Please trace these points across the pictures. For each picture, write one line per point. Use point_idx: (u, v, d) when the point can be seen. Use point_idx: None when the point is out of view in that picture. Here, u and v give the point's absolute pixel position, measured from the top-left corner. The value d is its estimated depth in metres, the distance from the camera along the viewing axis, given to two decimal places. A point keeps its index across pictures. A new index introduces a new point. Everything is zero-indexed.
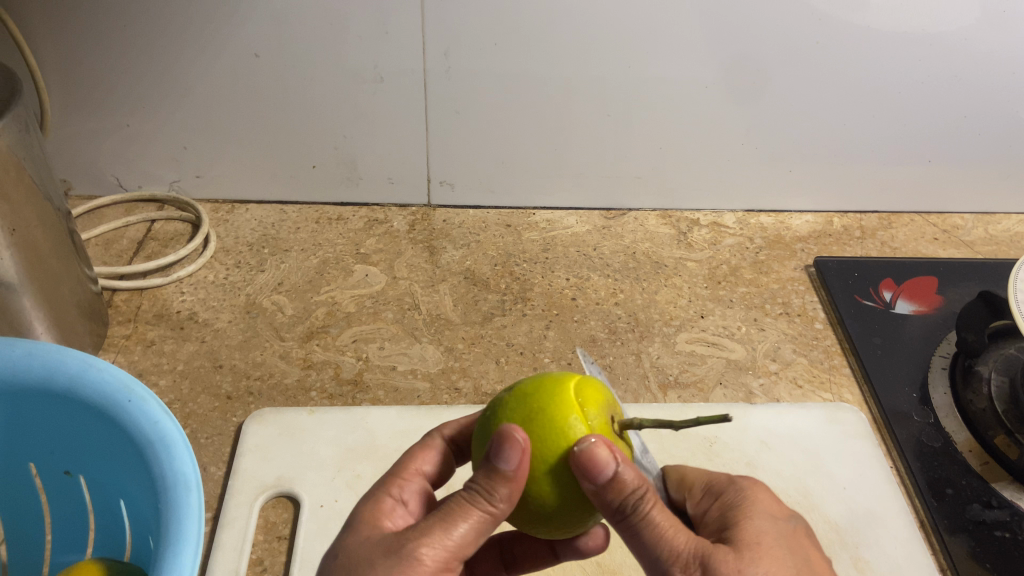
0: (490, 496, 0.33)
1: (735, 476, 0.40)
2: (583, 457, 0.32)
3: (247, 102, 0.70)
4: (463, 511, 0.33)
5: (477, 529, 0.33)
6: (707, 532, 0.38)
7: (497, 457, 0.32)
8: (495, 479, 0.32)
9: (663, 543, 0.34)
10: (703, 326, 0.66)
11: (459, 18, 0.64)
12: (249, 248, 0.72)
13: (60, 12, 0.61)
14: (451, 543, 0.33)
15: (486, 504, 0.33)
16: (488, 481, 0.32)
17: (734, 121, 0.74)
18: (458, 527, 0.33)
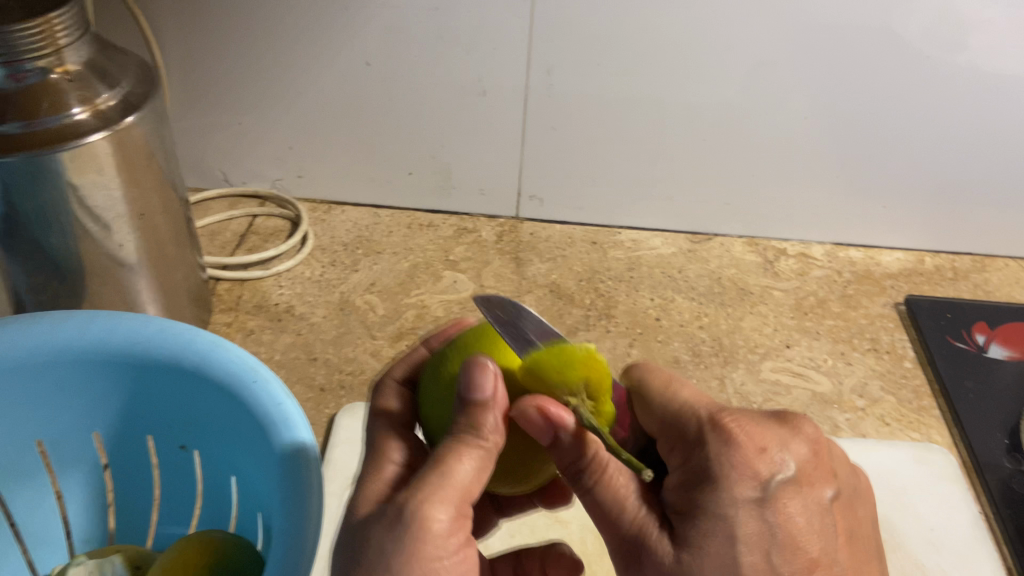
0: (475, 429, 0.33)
1: (704, 429, 0.37)
2: (521, 419, 0.34)
3: (353, 108, 0.72)
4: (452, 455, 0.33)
5: (480, 469, 0.33)
6: (671, 497, 0.36)
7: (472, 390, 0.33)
8: (475, 409, 0.33)
9: (614, 508, 0.36)
10: (789, 356, 0.66)
11: (563, 36, 0.66)
12: (344, 248, 0.75)
13: (193, 11, 0.65)
14: (456, 486, 0.33)
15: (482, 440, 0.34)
16: (469, 413, 0.33)
17: (830, 154, 0.73)
18: (459, 467, 0.33)
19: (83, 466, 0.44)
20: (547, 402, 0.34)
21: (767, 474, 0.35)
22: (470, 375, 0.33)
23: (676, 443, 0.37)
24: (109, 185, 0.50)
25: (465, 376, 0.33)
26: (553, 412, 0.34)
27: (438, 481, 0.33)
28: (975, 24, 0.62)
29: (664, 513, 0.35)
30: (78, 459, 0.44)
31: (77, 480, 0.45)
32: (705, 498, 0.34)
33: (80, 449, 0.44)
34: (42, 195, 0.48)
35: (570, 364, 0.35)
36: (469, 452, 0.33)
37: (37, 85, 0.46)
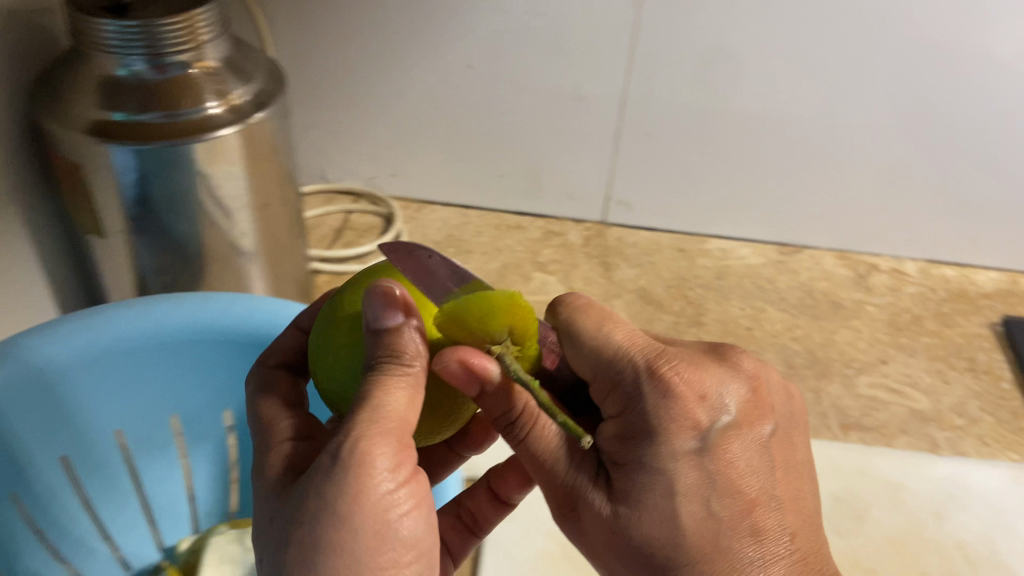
0: (400, 357, 0.30)
1: (643, 379, 0.33)
2: (443, 373, 0.30)
3: (451, 111, 0.74)
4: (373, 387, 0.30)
5: (412, 396, 0.30)
6: (605, 443, 0.33)
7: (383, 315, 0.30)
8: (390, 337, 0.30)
9: (549, 455, 0.34)
10: (885, 372, 0.65)
11: (664, 45, 0.67)
12: (436, 247, 0.76)
13: (307, 13, 0.68)
14: (392, 417, 0.29)
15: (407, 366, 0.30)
16: (383, 341, 0.30)
17: (927, 171, 0.73)
18: (392, 398, 0.29)
19: (210, 443, 0.46)
20: (471, 353, 0.30)
21: (706, 425, 0.32)
22: (376, 301, 0.30)
23: (612, 387, 0.33)
24: (236, 175, 0.52)
25: (368, 305, 0.30)
26: (476, 363, 0.30)
27: (369, 417, 0.29)
28: None
29: (599, 462, 0.33)
30: (207, 435, 0.46)
31: (204, 456, 0.47)
32: (642, 455, 0.31)
33: (208, 426, 0.46)
34: (177, 183, 0.50)
35: (490, 315, 0.30)
36: (398, 383, 0.30)
37: (178, 78, 0.48)
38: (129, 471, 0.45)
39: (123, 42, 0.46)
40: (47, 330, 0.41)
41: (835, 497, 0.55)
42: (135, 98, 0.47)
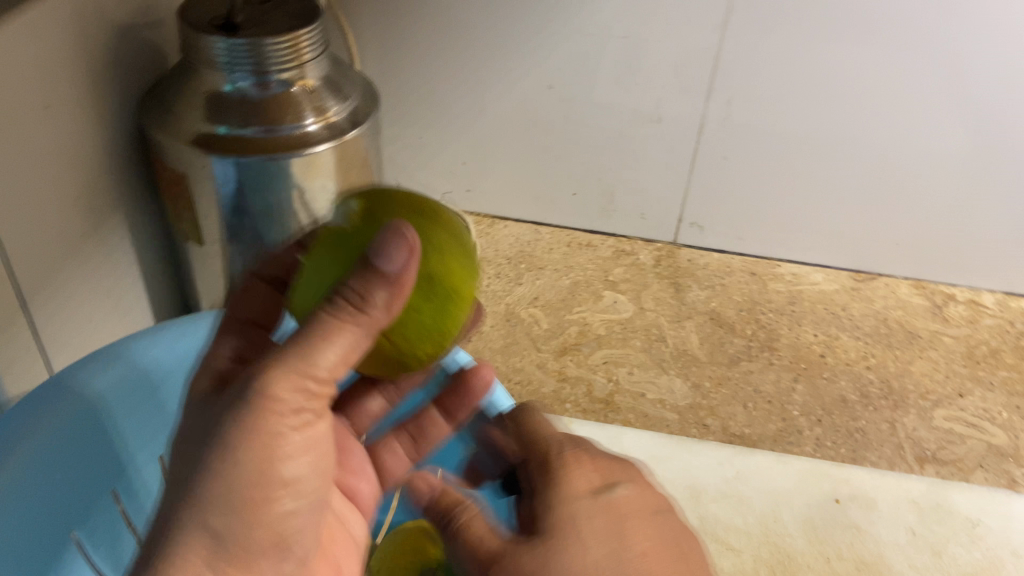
0: (362, 300, 0.30)
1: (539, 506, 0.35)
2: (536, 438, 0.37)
3: (528, 130, 0.75)
4: (336, 324, 0.30)
5: (351, 344, 0.31)
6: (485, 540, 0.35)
7: (382, 254, 0.29)
8: (371, 279, 0.29)
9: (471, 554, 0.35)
10: (963, 406, 0.64)
11: (747, 69, 0.67)
12: (508, 262, 0.78)
13: (394, 35, 0.70)
14: (311, 358, 0.31)
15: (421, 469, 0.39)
16: (365, 280, 0.29)
17: (1007, 203, 0.72)
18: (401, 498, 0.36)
19: None
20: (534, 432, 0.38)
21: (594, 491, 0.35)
22: (386, 243, 0.29)
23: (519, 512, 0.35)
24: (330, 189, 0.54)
25: (380, 244, 0.29)
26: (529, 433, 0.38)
27: (294, 362, 0.31)
28: None
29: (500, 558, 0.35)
30: None
31: None
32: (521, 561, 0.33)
33: None
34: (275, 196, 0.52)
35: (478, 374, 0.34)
36: (340, 326, 0.30)
37: (280, 95, 0.50)
38: None
39: (231, 59, 0.48)
40: (97, 365, 0.44)
41: (913, 531, 0.54)
42: (239, 113, 0.49)
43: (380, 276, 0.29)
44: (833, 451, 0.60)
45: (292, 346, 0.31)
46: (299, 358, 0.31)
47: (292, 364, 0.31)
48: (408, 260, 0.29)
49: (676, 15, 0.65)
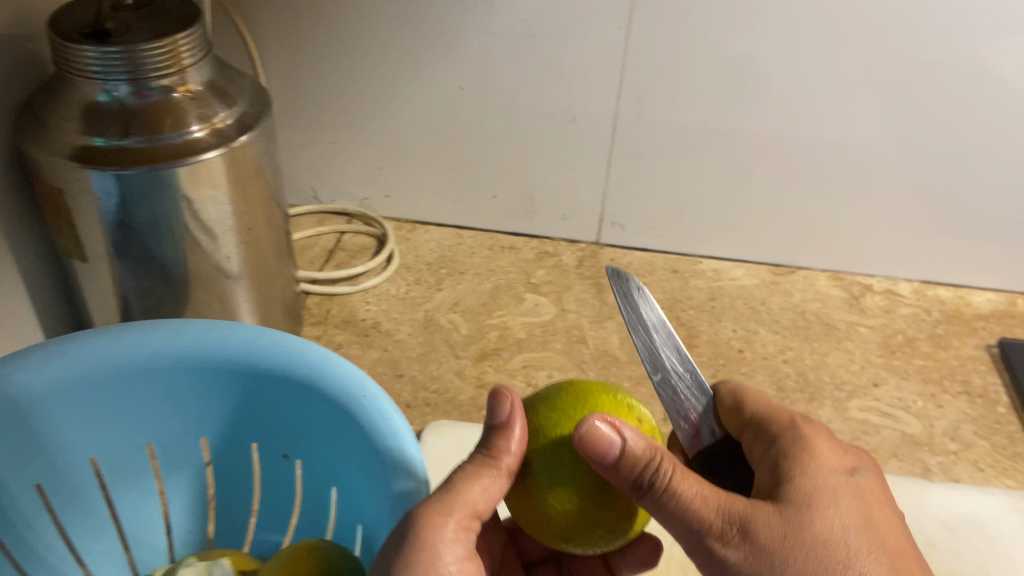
0: (490, 448, 0.35)
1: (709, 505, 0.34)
2: (590, 443, 0.32)
3: (443, 133, 0.74)
4: (475, 471, 0.35)
5: (489, 485, 0.35)
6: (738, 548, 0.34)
7: (492, 410, 0.37)
8: (491, 432, 0.36)
9: (691, 515, 0.34)
10: (878, 396, 0.65)
11: (654, 65, 0.67)
12: (428, 267, 0.77)
13: (298, 40, 0.69)
14: (460, 502, 0.35)
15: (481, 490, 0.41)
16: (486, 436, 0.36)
17: (919, 196, 0.72)
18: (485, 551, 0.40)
19: (188, 469, 0.47)
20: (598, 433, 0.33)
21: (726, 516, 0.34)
22: (493, 404, 0.37)
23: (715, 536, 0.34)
24: (221, 200, 0.52)
25: (490, 410, 0.37)
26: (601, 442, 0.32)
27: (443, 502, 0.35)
28: None
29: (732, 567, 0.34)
30: (185, 462, 0.46)
31: (180, 482, 0.47)
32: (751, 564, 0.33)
33: (186, 451, 0.46)
34: (161, 208, 0.50)
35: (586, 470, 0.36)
36: (480, 472, 0.35)
37: (161, 103, 0.48)
38: (104, 499, 0.45)
39: (105, 67, 0.46)
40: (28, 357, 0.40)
41: None
42: (118, 124, 0.47)
43: (497, 427, 0.36)
44: None
45: (437, 493, 0.35)
46: (446, 502, 0.35)
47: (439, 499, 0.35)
48: (512, 410, 0.36)
49: (580, 14, 0.64)
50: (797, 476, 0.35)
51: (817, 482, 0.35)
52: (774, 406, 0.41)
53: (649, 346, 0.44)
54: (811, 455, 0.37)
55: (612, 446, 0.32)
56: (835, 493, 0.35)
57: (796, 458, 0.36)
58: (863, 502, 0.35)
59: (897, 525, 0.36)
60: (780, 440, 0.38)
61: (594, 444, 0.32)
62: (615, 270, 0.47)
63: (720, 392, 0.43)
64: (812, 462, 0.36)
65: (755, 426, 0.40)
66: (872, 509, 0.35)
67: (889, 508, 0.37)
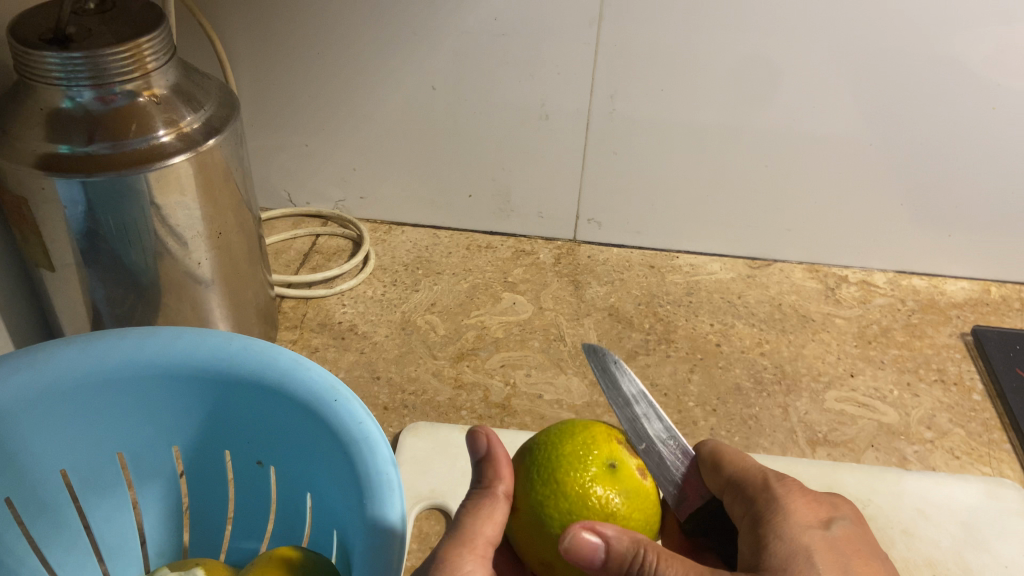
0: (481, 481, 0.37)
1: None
2: (575, 551, 0.33)
3: (417, 134, 0.74)
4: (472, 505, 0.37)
5: (492, 512, 0.36)
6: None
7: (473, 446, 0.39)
8: (481, 467, 0.38)
9: None
10: (854, 386, 0.66)
11: (627, 61, 0.67)
12: (405, 268, 0.76)
13: (267, 43, 0.68)
14: (472, 533, 0.36)
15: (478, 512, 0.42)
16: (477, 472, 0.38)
17: (890, 187, 0.73)
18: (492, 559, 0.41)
19: (161, 479, 0.47)
20: (582, 534, 0.34)
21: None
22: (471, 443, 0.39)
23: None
24: (190, 205, 0.52)
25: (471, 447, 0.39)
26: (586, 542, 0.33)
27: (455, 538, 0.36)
28: None
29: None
30: (157, 472, 0.46)
31: (152, 493, 0.47)
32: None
33: (158, 462, 0.46)
34: (129, 216, 0.50)
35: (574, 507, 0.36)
36: (480, 504, 0.36)
37: (125, 108, 0.47)
38: (75, 512, 0.45)
39: (68, 74, 0.45)
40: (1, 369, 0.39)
41: None
42: (83, 130, 0.47)
43: (488, 462, 0.38)
44: (727, 440, 0.60)
45: (452, 534, 0.36)
46: (458, 538, 0.35)
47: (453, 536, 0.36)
48: (491, 443, 0.38)
49: (551, 11, 0.64)
50: (772, 544, 0.36)
51: (792, 545, 0.36)
52: (750, 466, 0.41)
53: (632, 418, 0.44)
54: (786, 516, 0.37)
55: (595, 553, 0.33)
56: (811, 552, 0.35)
57: (773, 522, 0.37)
58: (842, 554, 0.36)
59: (882, 569, 0.37)
60: (757, 504, 0.39)
61: (578, 554, 0.33)
62: (591, 346, 0.48)
63: (700, 453, 0.44)
64: (787, 525, 0.37)
65: (733, 489, 0.41)
66: (851, 559, 0.36)
67: (872, 554, 0.37)
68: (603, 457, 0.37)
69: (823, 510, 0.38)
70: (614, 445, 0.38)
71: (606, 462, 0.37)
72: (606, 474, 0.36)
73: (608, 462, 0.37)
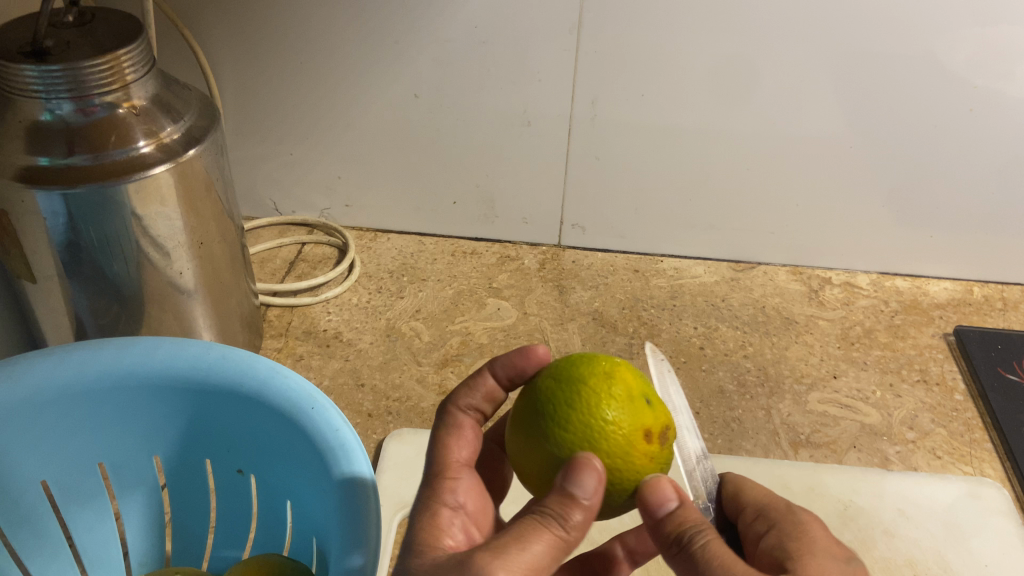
0: (563, 520, 0.32)
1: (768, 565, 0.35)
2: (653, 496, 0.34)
3: (401, 141, 0.74)
4: (537, 531, 0.32)
5: (552, 555, 0.32)
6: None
7: (575, 482, 0.31)
8: (568, 505, 0.31)
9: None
10: (836, 387, 0.66)
11: (607, 65, 0.67)
12: (390, 276, 0.77)
13: (250, 52, 0.68)
14: (529, 560, 0.31)
15: (563, 531, 0.32)
16: (564, 506, 0.31)
17: (871, 190, 0.73)
18: (533, 548, 0.31)
19: (142, 489, 0.47)
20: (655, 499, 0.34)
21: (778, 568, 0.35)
22: (578, 474, 0.31)
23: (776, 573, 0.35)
24: (171, 215, 0.52)
25: (571, 475, 0.31)
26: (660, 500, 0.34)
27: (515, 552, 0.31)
28: (1016, 53, 0.63)
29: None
30: (138, 481, 0.47)
31: (134, 502, 0.47)
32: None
33: (139, 472, 0.46)
34: (110, 226, 0.50)
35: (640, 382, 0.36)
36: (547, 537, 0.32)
37: (105, 119, 0.47)
38: (57, 521, 0.45)
39: (48, 86, 0.45)
40: None
41: None
42: (63, 142, 0.47)
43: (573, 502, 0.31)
44: (710, 443, 0.60)
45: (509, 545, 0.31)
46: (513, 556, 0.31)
47: (515, 560, 0.31)
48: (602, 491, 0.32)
49: (530, 19, 0.64)
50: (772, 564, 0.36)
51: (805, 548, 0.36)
52: (772, 494, 0.41)
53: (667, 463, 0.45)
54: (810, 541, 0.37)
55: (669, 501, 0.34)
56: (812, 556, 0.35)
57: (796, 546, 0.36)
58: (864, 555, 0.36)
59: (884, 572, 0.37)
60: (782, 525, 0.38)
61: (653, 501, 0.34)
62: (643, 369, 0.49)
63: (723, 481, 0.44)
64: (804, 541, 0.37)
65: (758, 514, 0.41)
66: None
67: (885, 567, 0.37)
68: (657, 410, 0.35)
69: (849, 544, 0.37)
70: (664, 432, 0.35)
71: (647, 400, 0.35)
72: (651, 406, 0.35)
73: (644, 397, 0.35)
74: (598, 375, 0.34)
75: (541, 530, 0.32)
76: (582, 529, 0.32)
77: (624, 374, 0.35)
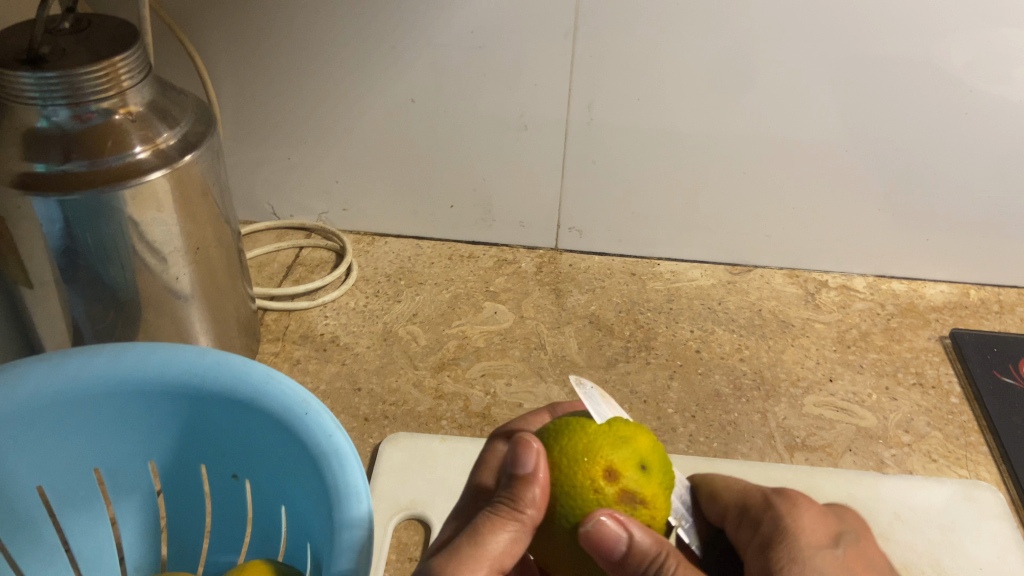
0: (517, 502, 0.35)
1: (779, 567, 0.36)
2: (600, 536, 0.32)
3: (397, 146, 0.74)
4: (499, 520, 0.36)
5: (514, 537, 0.35)
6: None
7: (516, 462, 0.35)
8: (516, 485, 0.35)
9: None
10: (832, 391, 0.66)
11: (603, 69, 0.67)
12: (387, 279, 0.77)
13: (247, 57, 0.68)
14: (491, 548, 0.35)
15: (519, 513, 0.35)
16: (512, 489, 0.35)
17: (867, 193, 0.74)
18: (492, 536, 0.35)
19: (138, 493, 0.47)
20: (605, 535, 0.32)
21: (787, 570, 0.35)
22: (517, 454, 0.35)
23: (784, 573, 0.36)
24: (168, 221, 0.52)
25: (513, 456, 0.36)
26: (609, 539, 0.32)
27: (477, 544, 0.35)
28: (1011, 57, 0.63)
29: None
30: (134, 486, 0.47)
31: (131, 507, 0.47)
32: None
33: (135, 477, 0.46)
34: (106, 231, 0.50)
35: (659, 448, 0.36)
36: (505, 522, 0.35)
37: (101, 126, 0.48)
38: (53, 527, 0.45)
39: (43, 93, 0.45)
40: None
41: None
42: (59, 148, 0.47)
43: (523, 482, 0.35)
44: (705, 447, 0.61)
45: (470, 538, 0.36)
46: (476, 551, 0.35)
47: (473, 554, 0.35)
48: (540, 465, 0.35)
49: (526, 23, 0.65)
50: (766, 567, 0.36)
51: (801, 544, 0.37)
52: (747, 489, 0.41)
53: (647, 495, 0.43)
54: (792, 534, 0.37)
55: (618, 542, 0.32)
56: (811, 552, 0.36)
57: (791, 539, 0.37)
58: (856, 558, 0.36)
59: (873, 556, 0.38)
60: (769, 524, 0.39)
61: (602, 541, 0.32)
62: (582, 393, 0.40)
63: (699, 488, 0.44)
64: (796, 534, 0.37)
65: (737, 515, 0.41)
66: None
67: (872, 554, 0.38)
68: (651, 478, 0.35)
69: (831, 526, 0.38)
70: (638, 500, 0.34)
71: (642, 466, 0.34)
72: (644, 470, 0.34)
73: (643, 459, 0.35)
74: (606, 427, 0.36)
75: (501, 520, 0.35)
76: (537, 506, 0.35)
77: (630, 431, 0.35)
